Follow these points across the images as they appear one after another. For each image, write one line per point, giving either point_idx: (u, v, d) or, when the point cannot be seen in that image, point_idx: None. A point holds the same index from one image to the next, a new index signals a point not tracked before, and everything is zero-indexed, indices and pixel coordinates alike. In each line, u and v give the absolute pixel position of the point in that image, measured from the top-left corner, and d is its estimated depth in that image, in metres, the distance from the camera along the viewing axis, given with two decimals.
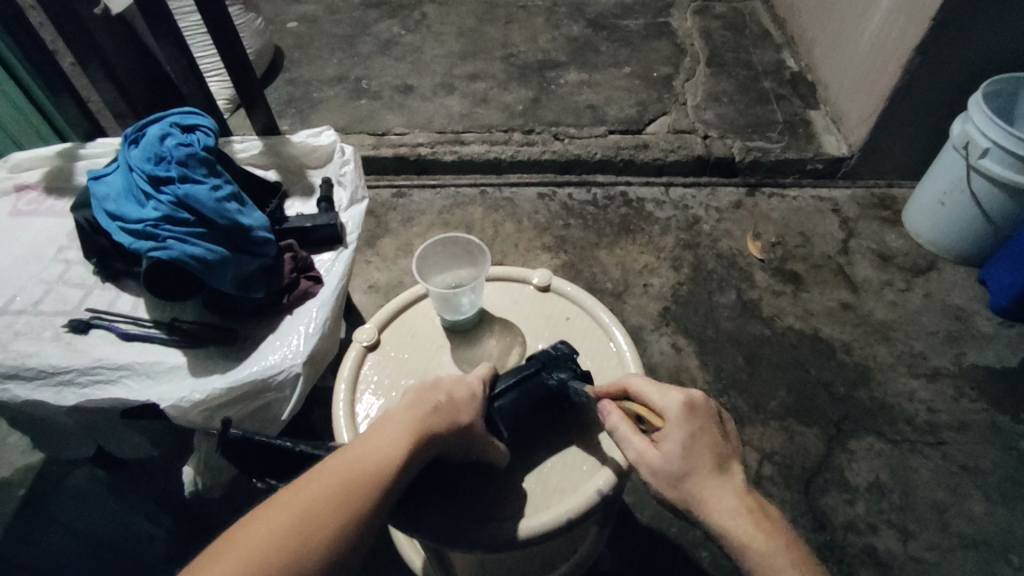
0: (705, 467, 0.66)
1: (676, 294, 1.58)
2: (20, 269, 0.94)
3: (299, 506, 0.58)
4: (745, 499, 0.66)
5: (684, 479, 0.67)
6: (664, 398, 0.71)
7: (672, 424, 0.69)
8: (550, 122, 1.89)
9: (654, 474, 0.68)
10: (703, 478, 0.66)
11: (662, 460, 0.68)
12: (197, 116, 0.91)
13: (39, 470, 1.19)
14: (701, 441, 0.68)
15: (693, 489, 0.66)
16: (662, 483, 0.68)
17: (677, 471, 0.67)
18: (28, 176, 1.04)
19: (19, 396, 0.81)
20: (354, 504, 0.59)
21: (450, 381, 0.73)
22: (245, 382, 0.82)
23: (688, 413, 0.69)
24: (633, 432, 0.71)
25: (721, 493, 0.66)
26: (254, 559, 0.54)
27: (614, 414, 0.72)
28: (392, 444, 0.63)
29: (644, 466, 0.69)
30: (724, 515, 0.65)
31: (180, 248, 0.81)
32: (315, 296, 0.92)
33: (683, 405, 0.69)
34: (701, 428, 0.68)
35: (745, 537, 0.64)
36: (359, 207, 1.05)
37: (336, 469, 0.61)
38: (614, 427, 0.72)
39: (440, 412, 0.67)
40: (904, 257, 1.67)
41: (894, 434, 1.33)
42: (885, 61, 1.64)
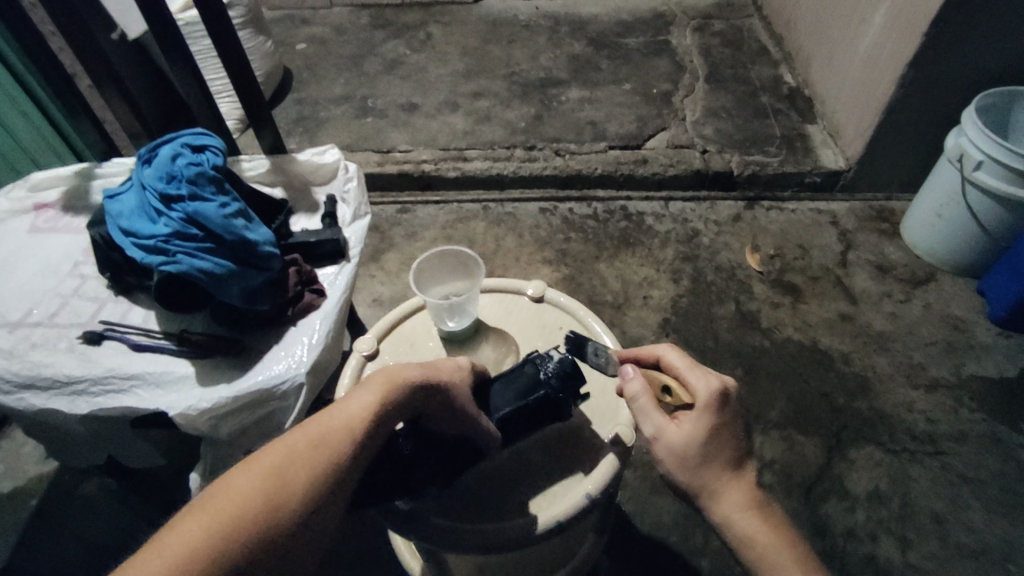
0: (722, 457, 0.69)
1: (675, 306, 1.60)
2: (37, 283, 0.98)
3: (271, 461, 0.63)
4: (753, 495, 0.69)
5: (700, 465, 0.69)
6: (701, 380, 0.72)
7: (700, 411, 0.70)
8: (551, 138, 1.93)
9: (670, 451, 0.71)
10: (718, 468, 0.69)
11: (680, 442, 0.70)
12: (207, 136, 0.95)
13: (52, 479, 1.24)
14: (722, 434, 0.70)
15: (705, 478, 0.69)
16: (676, 461, 0.70)
17: (693, 455, 0.69)
18: (47, 195, 1.09)
19: (35, 404, 0.85)
20: (322, 457, 0.64)
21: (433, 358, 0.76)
22: (250, 391, 0.85)
23: (717, 403, 0.70)
24: (656, 408, 0.72)
25: (732, 489, 0.69)
26: (232, 509, 0.59)
27: (644, 384, 0.73)
28: (361, 403, 0.67)
29: (661, 441, 0.71)
30: (732, 509, 0.68)
31: (189, 262, 0.85)
32: (318, 308, 0.96)
33: (719, 392, 0.71)
34: (725, 422, 0.70)
35: (750, 531, 0.68)
36: (362, 222, 1.08)
37: (307, 430, 0.66)
38: (636, 397, 0.73)
39: (410, 372, 0.70)
40: (903, 268, 1.68)
41: (894, 444, 1.34)
42: (880, 75, 1.67)
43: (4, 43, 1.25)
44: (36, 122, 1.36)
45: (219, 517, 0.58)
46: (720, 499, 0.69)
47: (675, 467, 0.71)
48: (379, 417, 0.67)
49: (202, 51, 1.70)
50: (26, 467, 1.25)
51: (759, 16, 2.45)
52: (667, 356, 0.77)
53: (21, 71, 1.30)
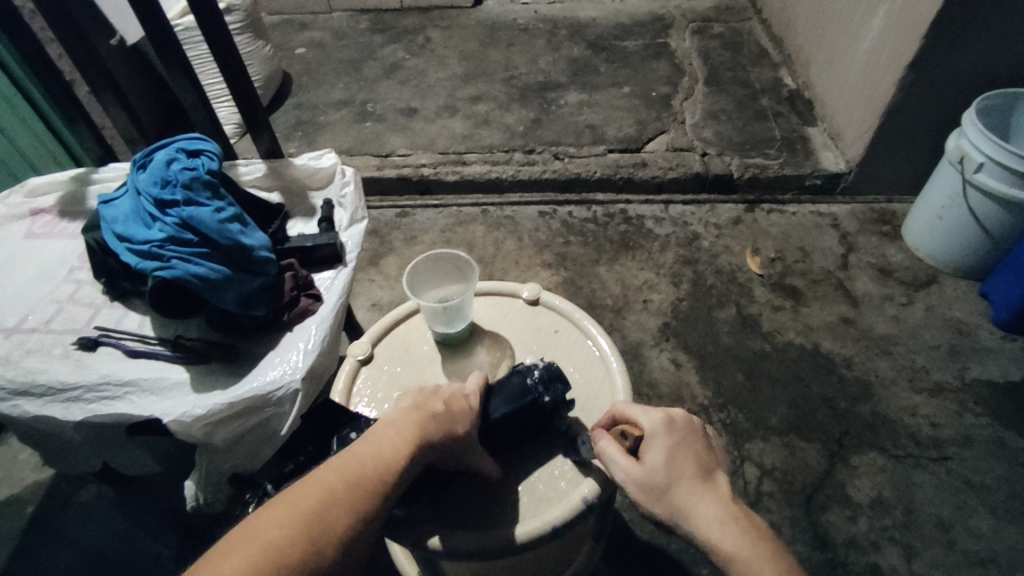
0: (687, 477, 0.69)
1: (675, 310, 1.59)
2: (32, 289, 0.97)
3: (306, 504, 0.61)
4: (729, 508, 0.67)
5: (669, 489, 0.68)
6: (645, 415, 0.74)
7: (653, 437, 0.72)
8: (550, 142, 1.93)
9: (640, 486, 0.70)
10: (686, 487, 0.68)
11: (646, 472, 0.70)
12: (202, 141, 0.95)
13: (48, 486, 1.23)
14: (682, 453, 0.70)
15: (676, 497, 0.68)
16: (648, 495, 0.69)
17: (661, 480, 0.69)
18: (43, 201, 1.09)
19: (29, 411, 0.84)
20: (357, 502, 0.62)
21: (448, 390, 0.75)
22: (243, 397, 0.84)
23: (668, 426, 0.72)
24: (618, 452, 0.73)
25: (706, 503, 0.67)
26: (268, 550, 0.57)
27: (600, 438, 0.75)
28: (393, 448, 0.66)
29: (632, 483, 0.71)
30: (708, 523, 0.66)
31: (184, 267, 0.84)
32: (314, 313, 0.95)
33: (663, 418, 0.73)
34: (682, 441, 0.71)
35: (728, 547, 0.65)
36: (359, 226, 1.07)
37: (340, 470, 0.64)
38: (602, 452, 0.74)
39: (438, 421, 0.70)
40: (905, 271, 1.67)
41: (896, 449, 1.32)
42: (880, 77, 1.66)
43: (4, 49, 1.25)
44: (34, 126, 1.36)
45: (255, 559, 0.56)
46: (695, 515, 0.67)
47: (648, 502, 0.69)
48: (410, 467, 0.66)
49: (200, 56, 1.70)
50: (22, 475, 1.24)
51: (759, 19, 2.45)
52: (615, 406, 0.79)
53: (21, 76, 1.30)
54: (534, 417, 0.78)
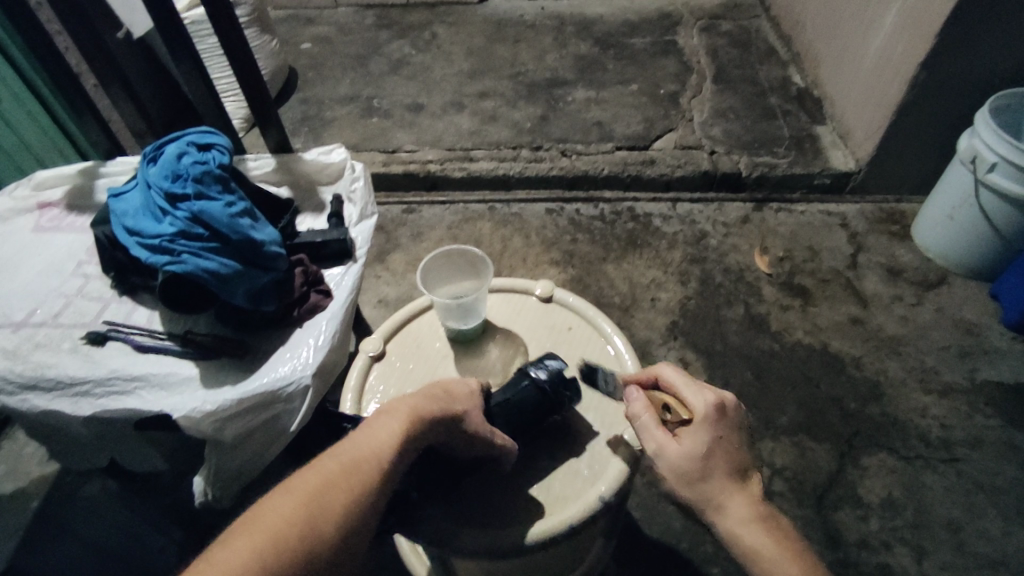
0: (723, 469, 0.68)
1: (683, 308, 1.58)
2: (41, 283, 0.97)
3: (306, 490, 0.60)
4: (758, 508, 0.68)
5: (701, 479, 0.68)
6: (697, 396, 0.72)
7: (700, 423, 0.70)
8: (557, 139, 1.92)
9: (671, 468, 0.69)
10: (715, 477, 0.68)
11: (682, 456, 0.69)
12: (214, 135, 0.94)
13: (54, 481, 1.22)
14: (722, 445, 0.69)
15: (709, 491, 0.68)
16: (677, 478, 0.69)
17: (696, 469, 0.68)
18: (51, 194, 1.08)
19: (38, 406, 0.83)
20: (356, 485, 0.61)
21: (448, 381, 0.76)
22: (256, 394, 0.83)
23: (718, 415, 0.70)
24: (655, 424, 0.71)
25: (737, 501, 0.67)
26: (272, 538, 0.56)
27: (643, 403, 0.73)
28: (388, 431, 0.65)
29: (662, 459, 0.70)
30: (736, 522, 0.66)
31: (195, 262, 0.83)
32: (325, 309, 0.94)
33: (716, 405, 0.70)
34: (726, 433, 0.70)
35: (756, 544, 0.66)
36: (369, 222, 1.06)
37: (338, 456, 0.63)
38: (637, 415, 0.73)
39: (434, 400, 0.69)
40: (914, 271, 1.66)
41: (906, 450, 1.32)
42: (891, 76, 1.65)
43: (8, 40, 1.23)
44: (37, 116, 1.35)
45: (258, 548, 0.55)
46: (725, 511, 0.67)
47: (674, 481, 0.69)
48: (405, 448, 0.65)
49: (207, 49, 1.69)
50: (28, 469, 1.24)
51: (767, 17, 2.43)
52: (667, 374, 0.76)
53: (26, 68, 1.28)
54: (540, 407, 0.77)
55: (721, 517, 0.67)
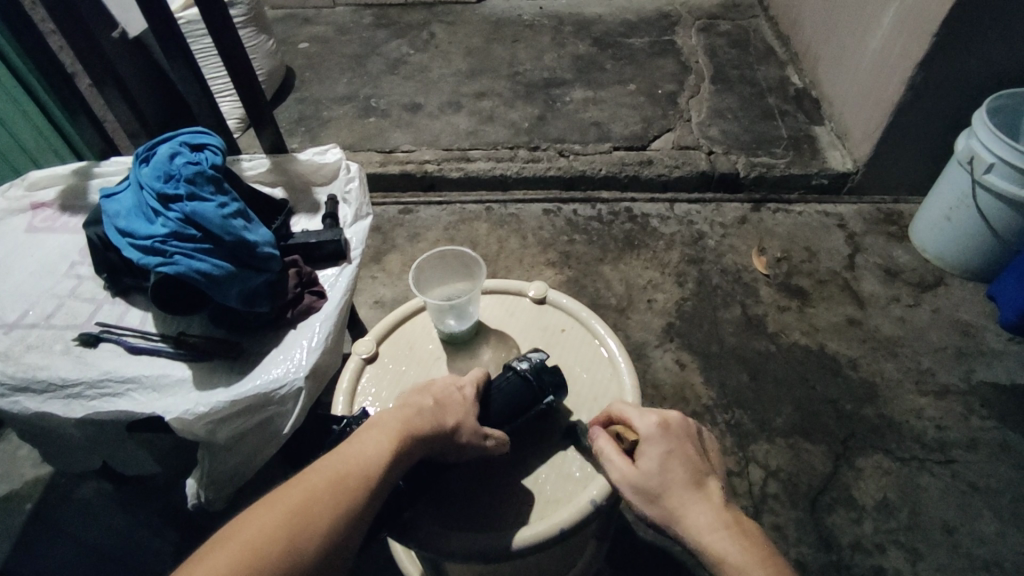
0: (682, 482, 0.67)
1: (680, 309, 1.58)
2: (33, 284, 0.96)
3: (288, 504, 0.59)
4: (722, 513, 0.65)
5: (662, 493, 0.67)
6: (641, 418, 0.72)
7: (649, 441, 0.70)
8: (555, 139, 1.91)
9: (635, 491, 0.69)
10: (672, 490, 0.67)
11: (641, 477, 0.68)
12: (206, 135, 0.93)
13: (47, 482, 1.22)
14: (676, 459, 0.69)
15: (669, 504, 0.66)
16: (641, 498, 0.68)
17: (656, 486, 0.67)
18: (44, 195, 1.08)
19: (29, 407, 0.83)
20: (343, 499, 0.61)
21: (442, 384, 0.75)
22: (247, 396, 0.83)
23: (663, 431, 0.70)
24: (614, 452, 0.71)
25: (699, 509, 0.66)
26: (251, 554, 0.56)
27: (596, 435, 0.74)
28: (377, 447, 0.65)
29: (626, 485, 0.70)
30: (699, 530, 0.65)
31: (187, 263, 0.82)
32: (318, 311, 0.93)
33: (659, 424, 0.71)
34: (677, 447, 0.70)
35: (720, 552, 0.63)
36: (364, 223, 1.06)
37: (324, 470, 0.63)
38: (598, 448, 0.73)
39: (424, 414, 0.69)
40: (911, 272, 1.66)
41: (902, 451, 1.31)
42: (889, 77, 1.64)
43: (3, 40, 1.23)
44: (32, 116, 1.35)
45: (237, 563, 0.55)
46: (684, 518, 0.66)
47: (638, 502, 0.69)
48: (394, 463, 0.65)
49: (201, 50, 1.69)
50: (23, 470, 1.24)
51: (766, 17, 2.43)
52: (612, 405, 0.77)
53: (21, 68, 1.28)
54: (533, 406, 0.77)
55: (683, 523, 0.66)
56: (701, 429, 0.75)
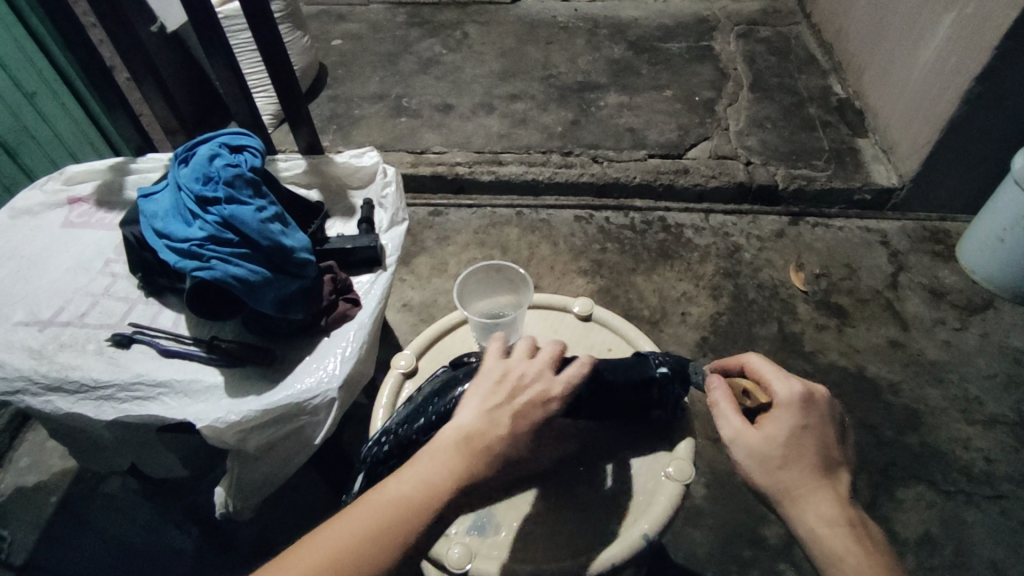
0: (807, 461, 0.65)
1: (714, 324, 1.53)
2: (68, 280, 0.96)
3: (322, 555, 0.54)
4: (845, 510, 0.64)
5: (781, 467, 0.65)
6: (783, 384, 0.70)
7: (783, 409, 0.67)
8: (589, 144, 1.88)
9: (751, 454, 0.67)
10: (789, 466, 0.65)
11: (762, 441, 0.66)
12: (245, 136, 0.91)
13: (73, 475, 1.22)
14: (807, 435, 0.66)
15: (788, 481, 0.65)
16: (755, 464, 0.66)
17: (776, 455, 0.65)
18: (81, 189, 1.08)
19: (61, 408, 0.82)
20: (390, 546, 0.55)
21: (529, 393, 0.60)
22: (281, 406, 0.81)
23: (804, 404, 0.68)
24: (732, 410, 0.69)
25: (820, 499, 0.64)
26: None
27: (719, 388, 0.71)
28: (432, 488, 0.56)
29: (740, 445, 0.67)
30: (819, 519, 0.63)
31: (224, 268, 0.80)
32: (352, 319, 0.90)
33: (802, 394, 0.68)
34: (813, 423, 0.67)
35: (841, 549, 0.63)
36: (400, 229, 1.03)
37: (368, 514, 0.56)
38: (715, 402, 0.71)
39: (498, 443, 0.58)
40: (958, 294, 1.59)
41: (948, 484, 1.25)
42: (941, 90, 1.58)
43: (49, 37, 1.26)
44: (71, 109, 1.36)
45: None
46: (800, 503, 0.64)
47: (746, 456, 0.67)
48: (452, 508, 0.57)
49: (241, 43, 1.68)
50: (49, 461, 1.24)
51: (807, 25, 2.37)
52: (750, 362, 0.75)
53: (64, 64, 1.31)
54: (637, 399, 0.76)
55: (796, 511, 0.64)
56: (844, 417, 0.71)
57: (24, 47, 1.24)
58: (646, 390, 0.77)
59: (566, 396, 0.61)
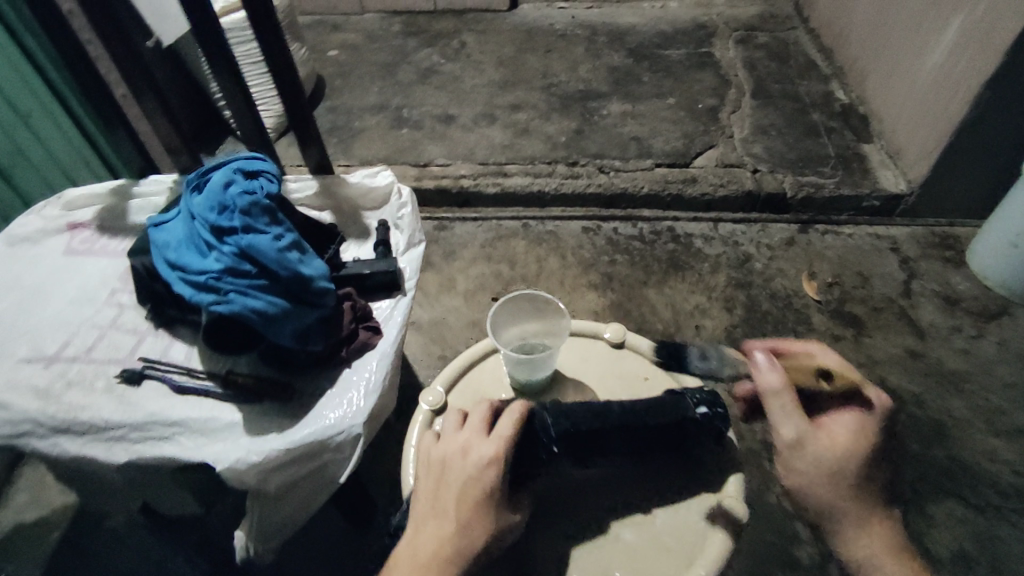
0: (859, 462, 0.77)
1: (730, 337, 1.51)
2: (71, 313, 0.91)
3: None
4: (885, 528, 0.77)
5: (836, 466, 0.76)
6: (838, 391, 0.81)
7: (846, 416, 0.79)
8: (594, 154, 1.86)
9: (815, 451, 0.76)
10: (835, 456, 0.77)
11: (828, 441, 0.77)
12: (260, 161, 0.88)
13: (75, 511, 1.17)
14: (859, 439, 0.78)
15: (844, 482, 0.76)
16: (815, 460, 0.76)
17: (835, 456, 0.76)
18: (82, 214, 1.03)
19: (69, 451, 0.77)
20: None
21: (464, 475, 0.70)
22: (304, 443, 0.77)
23: (862, 416, 0.79)
24: (797, 405, 0.78)
25: (870, 521, 0.76)
26: None
27: (785, 379, 0.78)
28: None
29: (806, 442, 0.76)
30: (869, 535, 0.76)
31: (242, 301, 0.76)
32: (373, 347, 0.87)
33: (865, 406, 0.80)
34: (864, 429, 0.79)
35: None
36: (417, 251, 1.00)
37: None
38: (779, 390, 0.78)
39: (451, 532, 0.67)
40: (972, 301, 1.58)
41: (978, 498, 1.24)
42: (949, 95, 1.58)
43: (43, 56, 1.22)
44: (68, 132, 1.32)
45: None
46: (825, 476, 0.76)
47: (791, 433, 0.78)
48: None
49: (246, 54, 1.62)
50: (50, 497, 1.19)
51: (805, 29, 2.37)
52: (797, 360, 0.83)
53: (60, 84, 1.27)
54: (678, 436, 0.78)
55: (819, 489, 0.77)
56: None
57: (21, 68, 1.19)
58: (685, 428, 0.78)
59: (497, 459, 0.71)
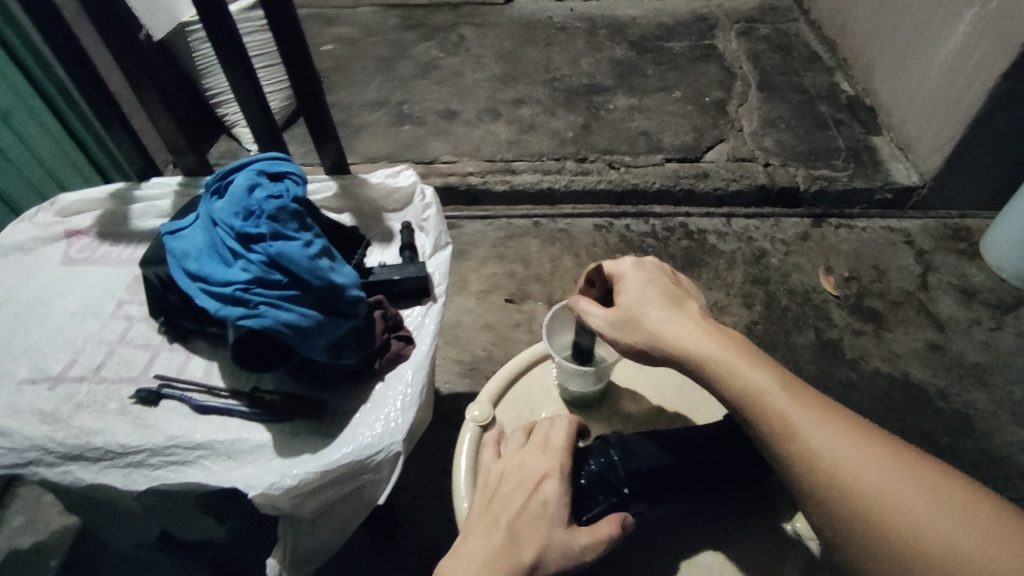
0: (656, 302, 0.73)
1: (751, 334, 1.48)
2: (75, 327, 0.85)
3: None
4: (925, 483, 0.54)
5: (641, 317, 0.73)
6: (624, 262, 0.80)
7: (624, 280, 0.77)
8: (603, 149, 1.81)
9: (618, 323, 0.74)
10: (786, 398, 0.61)
11: (620, 308, 0.74)
12: (283, 163, 0.82)
13: (76, 533, 1.10)
14: (651, 285, 0.75)
15: (669, 327, 0.70)
16: (626, 329, 0.73)
17: (632, 312, 0.73)
18: (79, 221, 0.96)
19: (83, 479, 0.71)
20: None
21: (519, 488, 0.68)
22: (341, 465, 0.71)
23: (638, 266, 0.77)
24: (594, 305, 0.78)
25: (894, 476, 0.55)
26: None
27: (575, 298, 0.80)
28: None
29: (610, 325, 0.75)
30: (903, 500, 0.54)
31: (273, 314, 0.70)
32: (408, 358, 0.82)
33: (629, 264, 0.78)
34: (652, 278, 0.76)
35: None
36: (444, 254, 0.94)
37: None
38: (581, 310, 0.79)
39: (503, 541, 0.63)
40: (989, 293, 1.57)
41: (1010, 491, 1.22)
42: (963, 85, 1.56)
43: (45, 73, 1.18)
44: (65, 147, 1.28)
45: None
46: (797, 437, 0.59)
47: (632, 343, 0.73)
48: None
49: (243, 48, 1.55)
50: (48, 519, 1.12)
51: (806, 21, 2.35)
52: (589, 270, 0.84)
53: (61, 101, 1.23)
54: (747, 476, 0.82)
55: (813, 457, 0.58)
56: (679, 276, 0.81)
57: (5, 69, 1.12)
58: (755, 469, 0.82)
59: (555, 471, 0.69)
